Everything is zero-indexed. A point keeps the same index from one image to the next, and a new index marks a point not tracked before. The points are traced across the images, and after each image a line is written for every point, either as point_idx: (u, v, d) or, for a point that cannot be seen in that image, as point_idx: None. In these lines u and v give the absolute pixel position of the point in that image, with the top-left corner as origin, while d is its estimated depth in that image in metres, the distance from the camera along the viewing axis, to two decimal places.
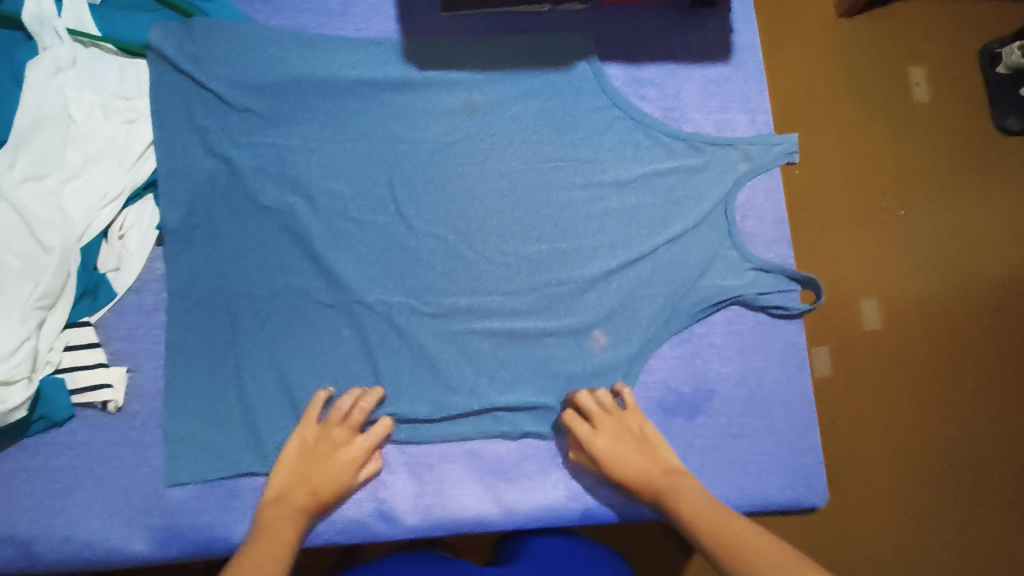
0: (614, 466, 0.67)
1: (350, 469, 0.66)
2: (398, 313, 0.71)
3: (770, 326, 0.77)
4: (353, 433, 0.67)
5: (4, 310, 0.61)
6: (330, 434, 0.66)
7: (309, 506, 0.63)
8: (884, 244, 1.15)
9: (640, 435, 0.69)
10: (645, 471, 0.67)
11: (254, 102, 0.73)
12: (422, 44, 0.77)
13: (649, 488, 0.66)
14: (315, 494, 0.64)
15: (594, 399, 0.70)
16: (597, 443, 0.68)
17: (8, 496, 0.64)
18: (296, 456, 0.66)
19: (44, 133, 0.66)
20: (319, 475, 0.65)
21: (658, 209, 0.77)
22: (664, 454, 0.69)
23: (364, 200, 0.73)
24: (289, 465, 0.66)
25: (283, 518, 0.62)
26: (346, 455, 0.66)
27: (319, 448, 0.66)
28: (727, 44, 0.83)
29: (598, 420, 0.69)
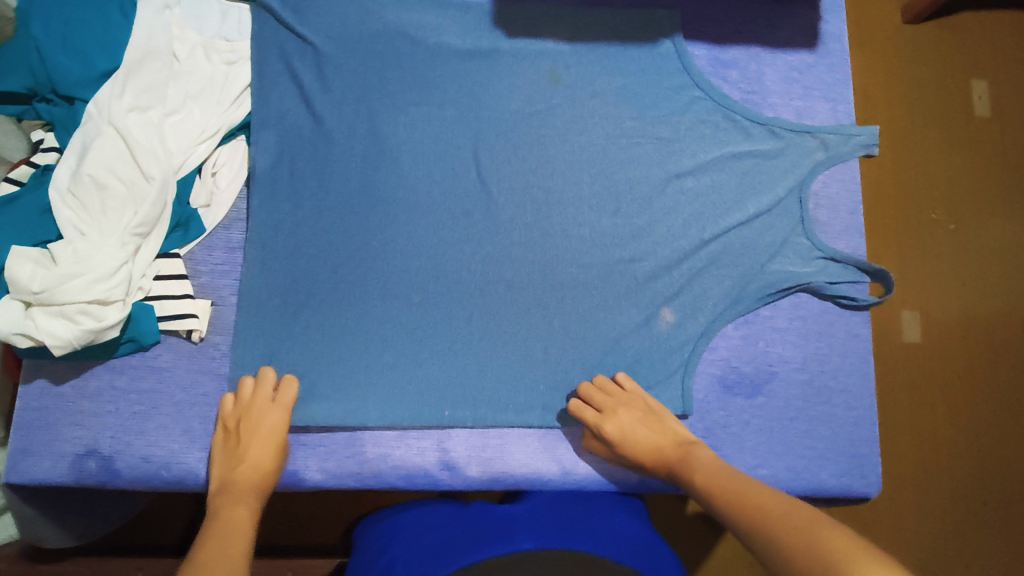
0: (625, 442, 0.68)
1: (277, 435, 0.65)
2: (472, 270, 0.73)
3: (836, 315, 0.77)
4: (267, 403, 0.65)
5: (104, 232, 0.63)
6: (248, 412, 0.65)
7: (254, 483, 0.62)
8: (931, 255, 1.14)
9: (648, 411, 0.70)
10: (656, 445, 0.68)
11: (348, 56, 0.74)
12: (511, 11, 0.78)
13: (661, 462, 0.67)
14: (253, 474, 0.63)
15: (593, 385, 0.70)
16: (607, 426, 0.68)
17: (91, 412, 0.66)
18: (224, 443, 0.65)
19: (151, 67, 0.68)
20: (251, 453, 0.63)
21: (732, 191, 0.78)
22: (670, 425, 0.69)
23: (447, 159, 0.75)
24: (223, 453, 0.64)
25: (232, 504, 0.60)
26: (269, 428, 0.64)
27: (245, 424, 0.64)
28: (814, 33, 0.83)
29: (604, 403, 0.69)
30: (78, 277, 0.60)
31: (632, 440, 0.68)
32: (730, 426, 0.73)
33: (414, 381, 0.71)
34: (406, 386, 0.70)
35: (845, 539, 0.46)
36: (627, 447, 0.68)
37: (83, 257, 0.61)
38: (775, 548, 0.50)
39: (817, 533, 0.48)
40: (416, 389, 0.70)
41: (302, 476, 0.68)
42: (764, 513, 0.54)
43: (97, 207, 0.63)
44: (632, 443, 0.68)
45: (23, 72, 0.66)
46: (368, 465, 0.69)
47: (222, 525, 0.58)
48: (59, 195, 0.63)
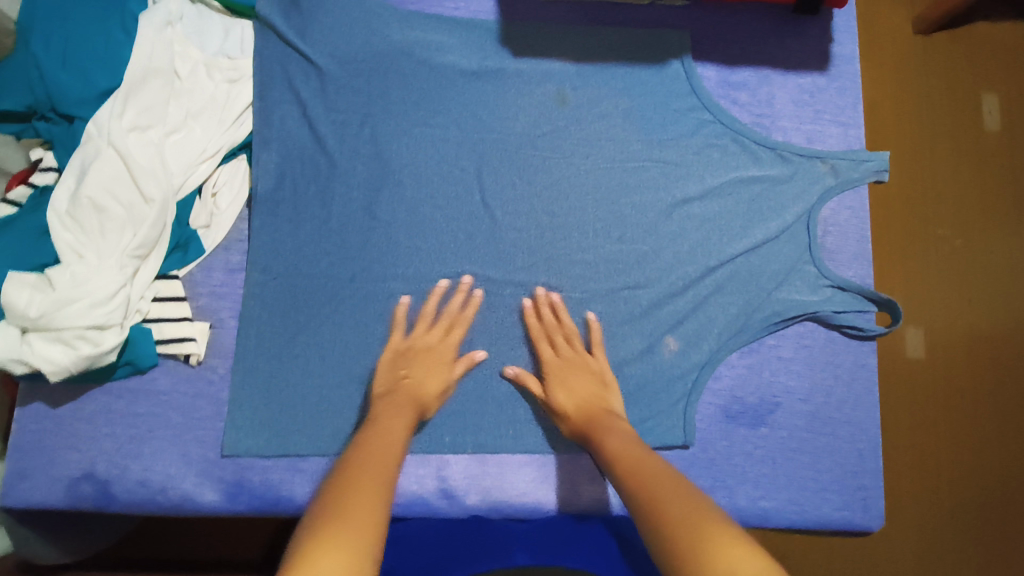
0: (558, 389, 0.68)
1: (446, 362, 0.68)
2: (474, 294, 0.72)
3: (842, 345, 0.76)
4: (444, 327, 0.70)
5: (103, 255, 0.62)
6: (423, 332, 0.69)
7: (414, 403, 0.64)
8: (935, 269, 1.11)
9: (598, 375, 0.69)
10: (588, 402, 0.67)
11: (352, 76, 0.74)
12: (518, 30, 0.77)
13: (583, 417, 0.66)
14: (415, 392, 0.65)
15: (558, 325, 0.71)
16: (552, 367, 0.69)
17: (88, 435, 0.65)
18: (393, 357, 0.67)
19: (152, 85, 0.67)
20: (419, 373, 0.67)
21: (740, 217, 0.77)
22: (608, 396, 0.68)
23: (450, 182, 0.74)
24: (389, 364, 0.67)
25: (393, 412, 0.62)
26: (445, 355, 0.68)
27: (420, 348, 0.68)
28: (827, 55, 0.81)
29: (561, 347, 0.70)
30: (76, 302, 0.60)
31: (567, 386, 0.68)
32: (732, 457, 0.72)
33: None
34: None
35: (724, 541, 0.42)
36: (560, 390, 0.68)
37: (81, 281, 0.60)
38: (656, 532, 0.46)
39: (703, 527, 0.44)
40: None
41: (297, 504, 0.67)
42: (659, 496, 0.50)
43: (96, 228, 0.62)
44: (569, 392, 0.68)
45: (23, 90, 0.65)
46: None
47: (383, 429, 0.59)
48: (57, 218, 0.62)
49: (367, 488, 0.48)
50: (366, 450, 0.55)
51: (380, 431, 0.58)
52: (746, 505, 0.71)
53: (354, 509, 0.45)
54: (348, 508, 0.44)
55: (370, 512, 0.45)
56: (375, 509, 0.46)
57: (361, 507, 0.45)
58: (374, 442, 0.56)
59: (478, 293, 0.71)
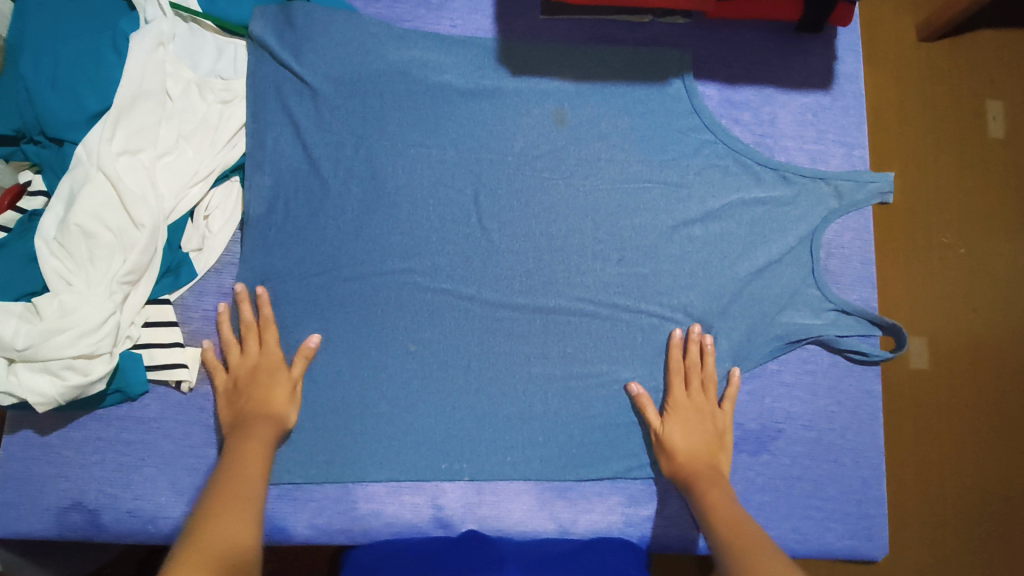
0: (679, 430, 0.68)
1: (276, 375, 0.66)
2: (470, 319, 0.71)
3: (845, 370, 0.75)
4: (254, 343, 0.67)
5: (92, 282, 0.61)
6: (245, 354, 0.66)
7: (268, 427, 0.63)
8: (936, 278, 1.09)
9: (717, 434, 0.69)
10: (699, 454, 0.67)
11: (347, 96, 0.73)
12: (517, 47, 0.76)
13: (688, 465, 0.67)
14: (263, 414, 0.64)
15: (699, 367, 0.71)
16: (677, 404, 0.69)
17: (77, 463, 0.64)
18: (227, 389, 0.66)
19: (143, 107, 0.66)
20: (263, 396, 0.65)
21: (742, 239, 0.75)
22: (719, 454, 0.68)
23: (447, 204, 0.72)
24: (226, 398, 0.65)
25: (245, 439, 0.61)
26: (276, 367, 0.66)
27: (249, 372, 0.66)
28: (830, 73, 0.80)
29: (693, 391, 0.70)
30: (64, 331, 0.59)
31: (687, 431, 0.68)
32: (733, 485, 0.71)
33: (408, 432, 0.69)
34: (401, 438, 0.68)
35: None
36: (682, 433, 0.68)
37: (69, 310, 0.59)
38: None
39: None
40: (410, 442, 0.69)
41: (289, 533, 0.66)
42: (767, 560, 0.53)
43: (85, 255, 0.61)
44: (688, 433, 0.68)
45: (12, 113, 0.64)
46: (359, 521, 0.67)
47: (239, 457, 0.59)
48: (45, 245, 0.61)
49: (226, 524, 0.52)
50: (230, 483, 0.57)
51: (245, 452, 0.60)
52: None
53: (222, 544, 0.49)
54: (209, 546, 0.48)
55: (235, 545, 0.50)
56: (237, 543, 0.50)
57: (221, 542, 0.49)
58: (236, 475, 0.57)
59: (261, 292, 0.67)
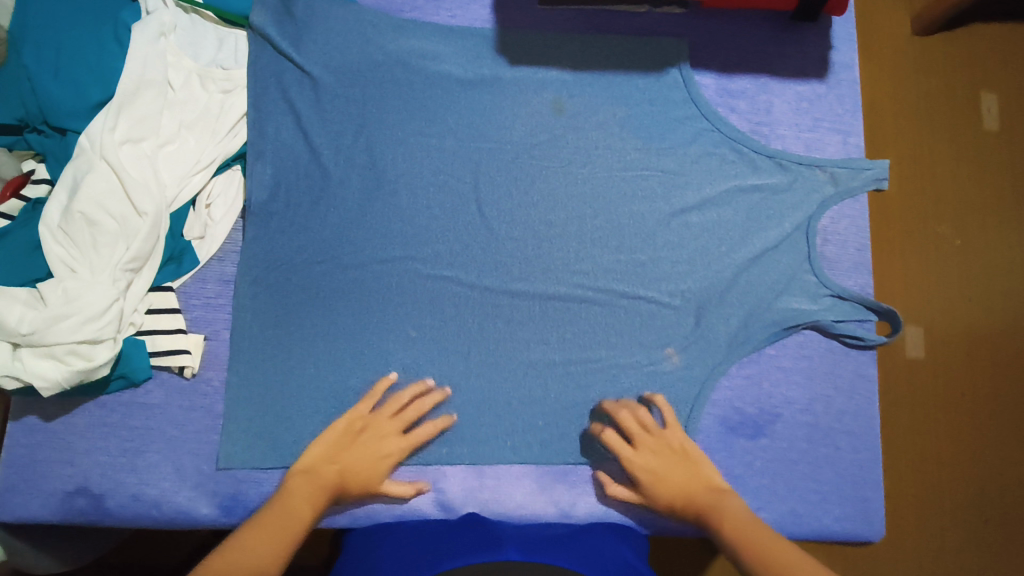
0: (651, 485, 0.66)
1: (383, 463, 0.65)
2: (470, 305, 0.72)
3: (842, 355, 0.75)
4: (398, 429, 0.66)
5: (96, 270, 0.62)
6: (378, 424, 0.66)
7: (333, 489, 0.63)
8: (931, 268, 1.10)
9: (682, 452, 0.67)
10: (685, 488, 0.66)
11: (347, 86, 0.73)
12: (515, 37, 0.77)
13: (689, 506, 0.65)
14: (341, 480, 0.64)
15: (633, 416, 0.69)
16: (637, 464, 0.67)
17: (81, 449, 0.65)
18: (338, 435, 0.65)
19: (145, 97, 0.67)
20: (354, 460, 0.64)
21: (739, 226, 0.76)
22: (700, 469, 0.67)
23: (447, 193, 0.73)
24: (332, 445, 0.65)
25: (303, 498, 0.61)
26: (387, 443, 0.66)
27: (362, 432, 0.66)
28: (826, 61, 0.81)
29: (638, 440, 0.68)
30: (68, 317, 0.59)
31: (661, 483, 0.66)
32: (731, 468, 0.72)
33: None
34: None
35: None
36: (659, 483, 0.66)
37: (74, 296, 0.60)
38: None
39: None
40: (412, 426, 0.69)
41: None
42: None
43: (88, 242, 0.62)
44: (659, 484, 0.66)
45: (16, 102, 0.65)
46: (362, 505, 0.68)
47: (286, 506, 0.60)
48: (49, 232, 0.62)
49: None
50: (252, 540, 0.56)
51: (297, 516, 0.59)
52: None
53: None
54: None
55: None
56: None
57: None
58: (263, 535, 0.57)
59: (440, 394, 0.68)
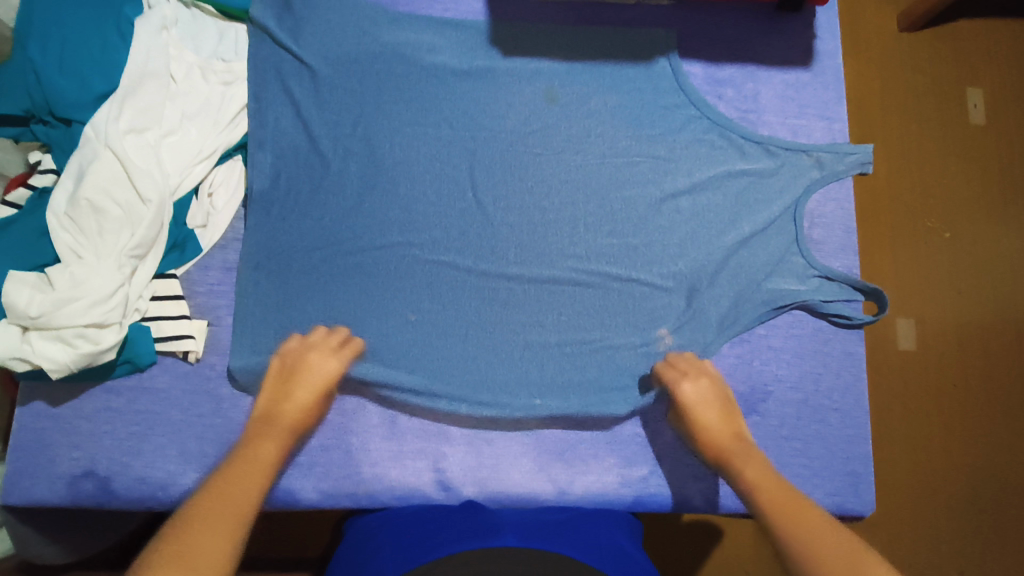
0: (691, 413, 0.69)
1: (322, 390, 0.66)
2: (467, 289, 0.73)
3: (830, 334, 0.77)
4: (324, 356, 0.68)
5: (101, 255, 0.63)
6: (306, 357, 0.67)
7: (290, 426, 0.63)
8: (920, 259, 1.13)
9: (724, 398, 0.70)
10: (716, 429, 0.68)
11: (344, 78, 0.75)
12: (508, 30, 0.79)
13: (714, 446, 0.67)
14: (293, 416, 0.64)
15: (685, 357, 0.73)
16: (683, 389, 0.70)
17: (88, 432, 0.66)
18: (274, 377, 0.66)
19: (148, 88, 0.68)
20: (298, 396, 0.65)
21: (728, 209, 0.78)
22: (735, 419, 0.69)
23: (444, 181, 0.75)
24: (271, 388, 0.66)
25: (262, 438, 0.61)
26: (322, 374, 0.67)
27: (295, 368, 0.66)
28: (810, 50, 0.83)
29: (689, 372, 0.71)
30: (76, 301, 0.61)
31: (703, 414, 0.69)
32: None
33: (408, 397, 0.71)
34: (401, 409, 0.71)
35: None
36: (694, 416, 0.69)
37: (80, 281, 0.62)
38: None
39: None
40: (411, 408, 0.71)
41: (296, 497, 0.68)
42: (817, 557, 0.51)
43: (94, 229, 0.64)
44: (698, 415, 0.69)
45: (21, 94, 0.66)
46: (364, 486, 0.69)
47: (252, 451, 0.59)
48: (56, 219, 0.63)
49: (217, 525, 0.48)
50: (228, 481, 0.54)
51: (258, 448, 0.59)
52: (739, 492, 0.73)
53: (198, 559, 0.45)
54: (189, 561, 0.44)
55: (218, 559, 0.46)
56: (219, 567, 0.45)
57: (210, 557, 0.45)
58: (236, 474, 0.55)
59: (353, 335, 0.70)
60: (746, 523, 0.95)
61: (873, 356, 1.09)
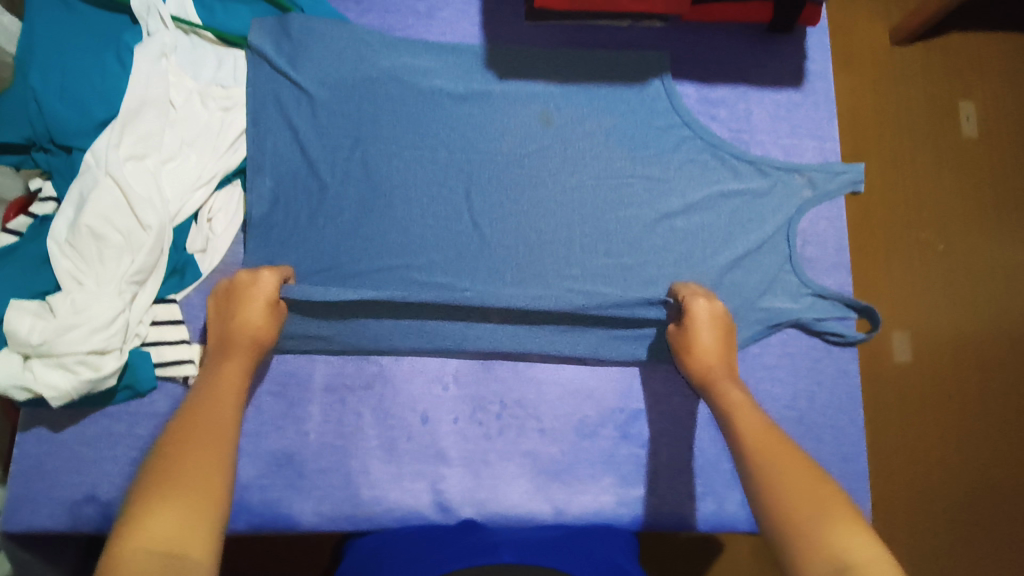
0: (693, 332, 0.70)
1: (266, 307, 0.66)
2: (465, 311, 0.74)
3: (824, 353, 0.78)
4: (254, 275, 0.67)
5: (101, 281, 0.64)
6: (238, 282, 0.67)
7: (244, 345, 0.64)
8: (914, 271, 1.13)
9: (727, 327, 0.70)
10: (710, 353, 0.69)
11: (342, 102, 0.76)
12: (504, 53, 0.80)
13: (702, 366, 0.68)
14: (244, 336, 0.65)
15: (696, 287, 0.73)
16: (694, 308, 0.70)
17: (89, 458, 0.67)
18: (216, 310, 0.67)
19: (147, 116, 0.69)
20: (242, 316, 0.65)
21: (721, 229, 0.79)
22: (729, 348, 0.70)
23: (442, 204, 0.76)
24: (217, 318, 0.66)
25: (222, 364, 0.62)
26: (258, 293, 0.66)
27: (231, 294, 0.67)
28: (801, 71, 0.84)
29: (705, 296, 0.71)
30: (76, 328, 0.62)
31: (709, 337, 0.69)
32: (720, 465, 0.74)
33: (406, 419, 0.72)
34: (401, 430, 0.72)
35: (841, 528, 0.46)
36: (692, 334, 0.70)
37: (81, 308, 0.62)
38: (767, 511, 0.51)
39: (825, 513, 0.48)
40: (410, 430, 0.72)
41: (296, 521, 0.69)
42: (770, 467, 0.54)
43: (94, 256, 0.64)
44: (698, 336, 0.69)
45: (23, 123, 0.67)
46: (363, 508, 0.70)
47: (215, 376, 0.60)
48: (57, 247, 0.64)
49: (202, 444, 0.51)
50: (201, 405, 0.56)
51: (218, 375, 0.60)
52: (735, 511, 0.73)
53: (187, 472, 0.48)
54: (181, 474, 0.48)
55: (211, 473, 0.49)
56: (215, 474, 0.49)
57: (201, 468, 0.49)
58: (210, 398, 0.57)
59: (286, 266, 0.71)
60: (744, 538, 0.96)
61: (870, 369, 1.10)
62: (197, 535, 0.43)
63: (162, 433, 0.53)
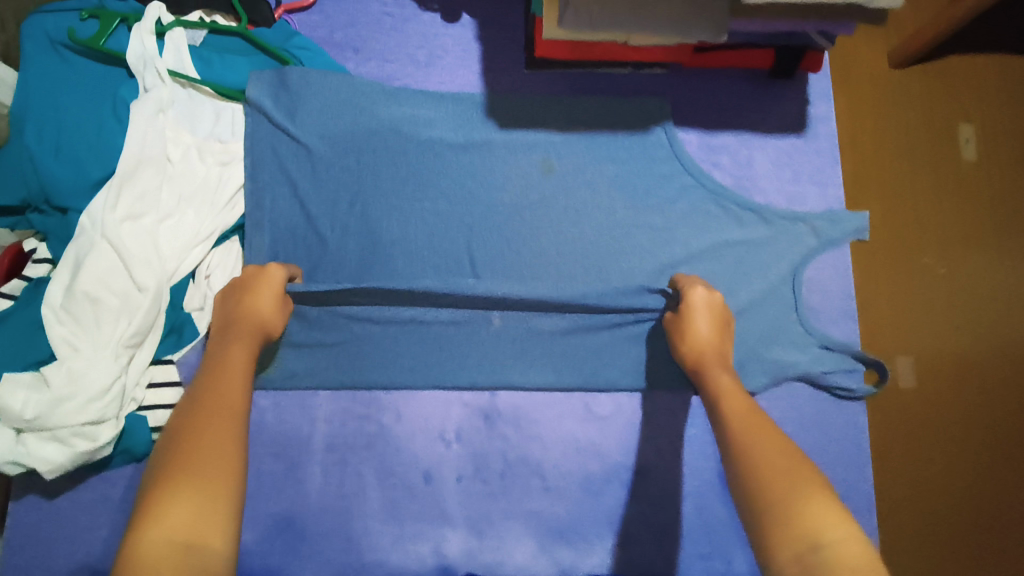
0: (688, 318, 0.69)
1: (274, 295, 0.65)
2: (466, 367, 0.73)
3: (831, 405, 0.78)
4: (261, 269, 0.67)
5: (98, 348, 0.62)
6: (245, 275, 0.67)
7: (250, 329, 0.62)
8: None
9: (724, 318, 0.69)
10: (703, 338, 0.67)
11: (342, 154, 0.76)
12: (504, 101, 0.79)
13: (695, 351, 0.67)
14: (251, 320, 0.63)
15: (693, 278, 0.73)
16: (693, 297, 0.69)
17: (84, 525, 0.66)
18: (222, 299, 0.66)
19: (145, 175, 0.68)
20: (249, 301, 0.64)
21: (726, 278, 0.78)
22: (724, 337, 0.68)
23: (443, 257, 0.75)
24: (222, 305, 0.65)
25: (227, 345, 0.60)
26: (265, 283, 0.66)
27: (239, 284, 0.66)
28: (803, 115, 0.84)
29: (701, 287, 0.70)
30: (71, 399, 0.60)
31: (705, 326, 0.68)
32: (728, 524, 0.73)
33: (408, 478, 0.71)
34: (403, 490, 0.71)
35: (820, 509, 0.45)
36: (689, 320, 0.68)
37: (76, 377, 0.61)
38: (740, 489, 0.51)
39: (803, 493, 0.47)
40: (412, 490, 0.71)
41: None
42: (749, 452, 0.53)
43: (90, 321, 0.63)
44: (692, 321, 0.68)
45: (18, 184, 0.66)
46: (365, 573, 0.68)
47: (221, 357, 0.59)
48: (52, 312, 0.63)
49: (212, 428, 0.51)
50: (208, 389, 0.55)
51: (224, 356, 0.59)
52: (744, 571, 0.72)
53: (198, 462, 0.48)
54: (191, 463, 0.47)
55: (220, 460, 0.48)
56: (224, 461, 0.48)
57: (212, 455, 0.48)
58: (217, 379, 0.56)
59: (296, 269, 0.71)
60: None
61: None
62: (212, 525, 0.44)
63: (171, 420, 0.54)
